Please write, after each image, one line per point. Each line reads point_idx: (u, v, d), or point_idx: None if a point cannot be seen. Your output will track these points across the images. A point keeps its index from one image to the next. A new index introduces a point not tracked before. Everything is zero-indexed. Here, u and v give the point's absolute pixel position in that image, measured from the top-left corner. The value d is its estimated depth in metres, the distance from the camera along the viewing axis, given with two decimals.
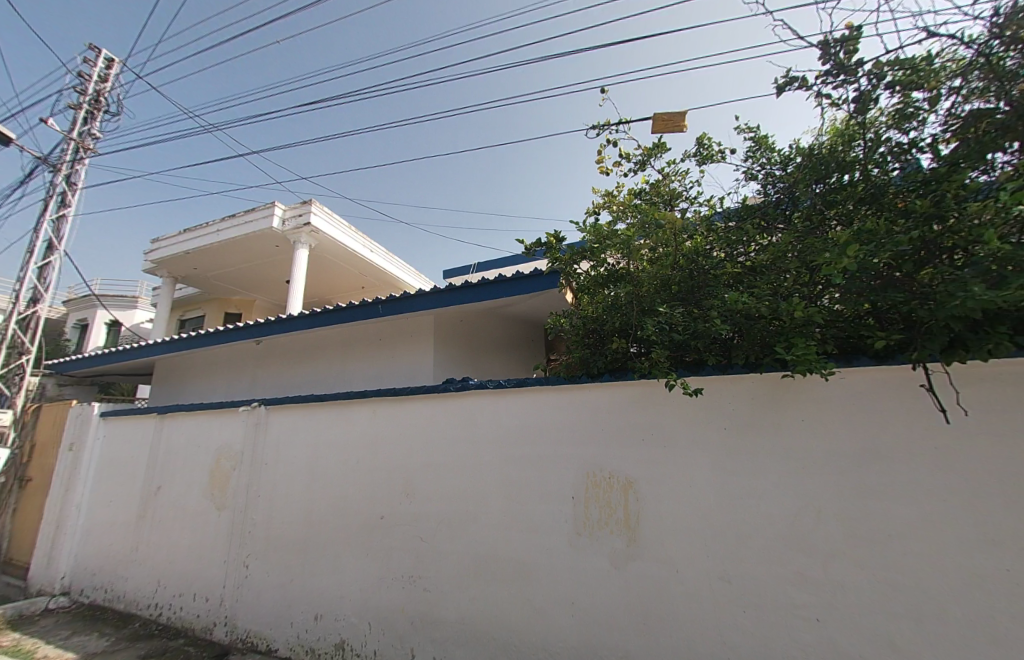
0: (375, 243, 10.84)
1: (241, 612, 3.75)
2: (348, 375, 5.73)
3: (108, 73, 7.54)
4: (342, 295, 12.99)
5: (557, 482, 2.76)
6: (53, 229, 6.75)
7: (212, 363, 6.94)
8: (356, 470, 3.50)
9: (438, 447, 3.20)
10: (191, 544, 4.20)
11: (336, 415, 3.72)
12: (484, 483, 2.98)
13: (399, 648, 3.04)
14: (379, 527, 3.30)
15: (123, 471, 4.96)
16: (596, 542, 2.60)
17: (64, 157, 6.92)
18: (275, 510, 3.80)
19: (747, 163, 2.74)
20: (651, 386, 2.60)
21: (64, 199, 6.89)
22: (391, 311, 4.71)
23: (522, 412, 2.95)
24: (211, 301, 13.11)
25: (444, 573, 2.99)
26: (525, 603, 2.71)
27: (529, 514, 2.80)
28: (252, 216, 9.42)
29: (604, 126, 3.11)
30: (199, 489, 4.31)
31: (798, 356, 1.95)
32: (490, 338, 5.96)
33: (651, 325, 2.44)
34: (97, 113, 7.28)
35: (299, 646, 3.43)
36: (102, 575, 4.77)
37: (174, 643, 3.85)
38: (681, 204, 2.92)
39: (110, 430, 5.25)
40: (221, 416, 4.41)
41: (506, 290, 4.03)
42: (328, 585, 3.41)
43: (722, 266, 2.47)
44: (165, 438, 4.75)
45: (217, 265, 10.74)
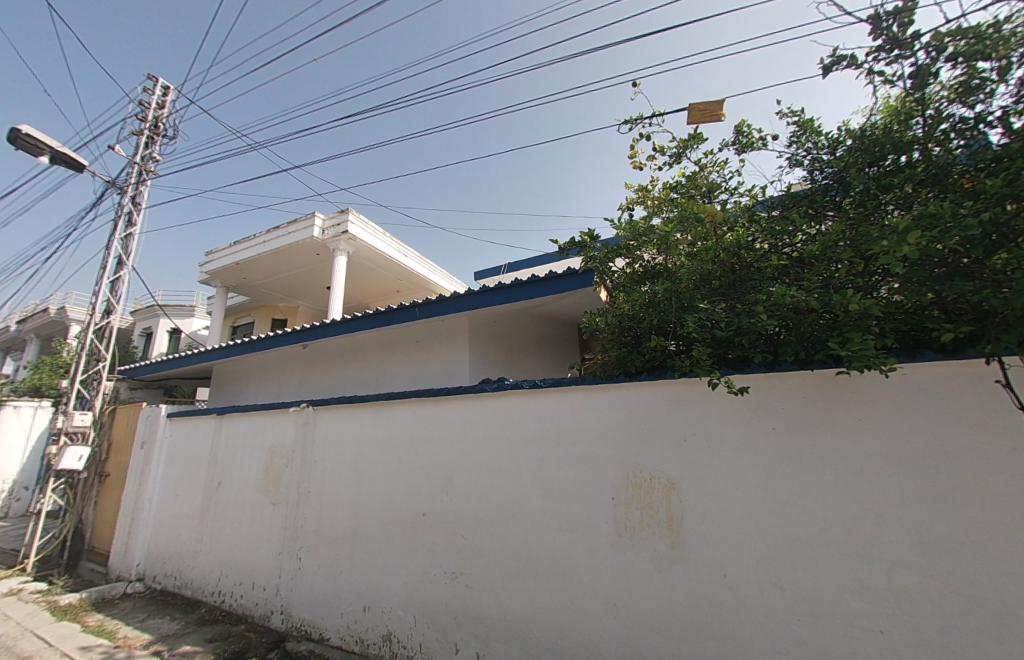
0: (409, 247, 11.12)
1: (295, 602, 3.95)
2: (388, 376, 5.92)
3: (165, 100, 8.15)
4: (380, 299, 13.41)
5: (595, 481, 2.74)
6: (123, 246, 7.36)
7: (263, 367, 7.36)
8: (399, 468, 3.61)
9: (476, 446, 3.25)
10: (249, 536, 4.47)
11: (378, 415, 3.86)
12: (522, 481, 3.00)
13: (443, 642, 3.11)
14: (421, 524, 3.39)
15: (188, 467, 5.34)
16: (638, 544, 2.55)
17: (130, 180, 7.54)
18: (324, 505, 3.99)
19: (791, 149, 2.61)
20: (691, 385, 2.54)
21: (131, 218, 7.51)
22: (427, 313, 4.81)
23: (559, 412, 2.95)
24: (258, 308, 13.82)
25: (485, 570, 3.04)
26: (566, 602, 2.71)
27: (568, 513, 2.80)
28: (296, 227, 9.90)
29: (636, 121, 3.10)
30: (255, 484, 4.59)
31: (854, 352, 1.83)
32: (524, 339, 6.00)
33: (691, 322, 2.35)
34: (156, 137, 7.89)
35: (349, 636, 3.57)
36: (171, 564, 5.15)
37: (236, 628, 4.11)
38: (721, 195, 2.83)
39: (175, 429, 5.66)
40: (273, 416, 4.66)
41: (539, 290, 4.03)
42: (375, 579, 3.53)
43: (766, 258, 2.37)
44: (223, 436, 5.08)
45: (265, 274, 11.37)
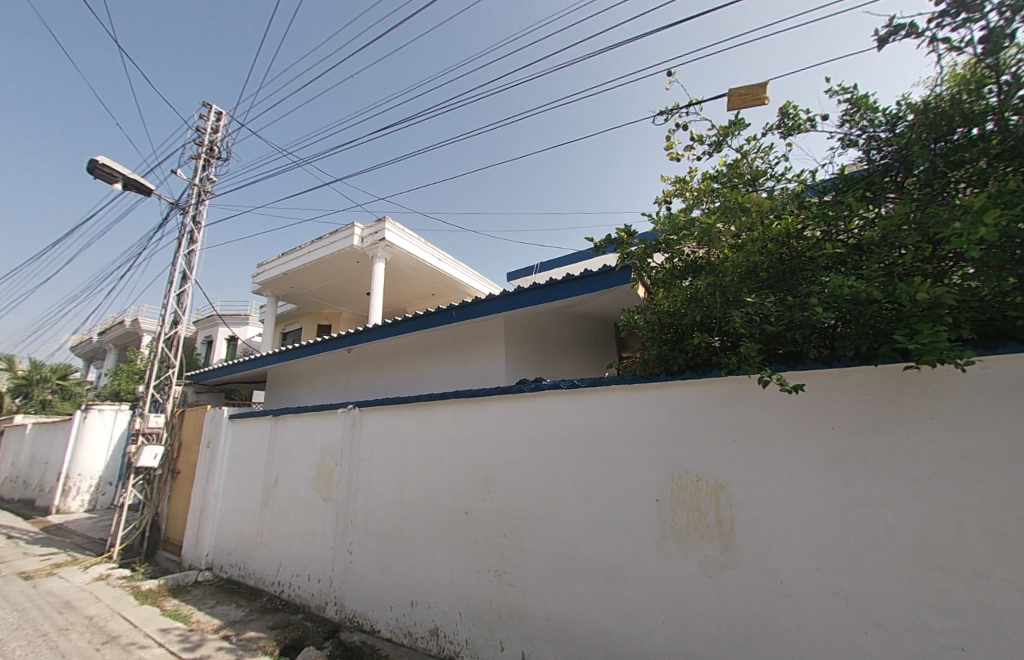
0: (443, 251, 11.34)
1: (348, 593, 4.13)
2: (429, 378, 6.05)
3: (218, 124, 8.76)
4: (418, 302, 13.76)
5: (639, 482, 2.69)
6: (186, 262, 7.98)
7: (313, 370, 7.74)
8: (441, 467, 3.69)
9: (516, 446, 3.27)
10: (304, 530, 4.71)
11: (421, 416, 3.96)
12: (564, 482, 2.98)
13: (489, 639, 3.14)
14: (464, 523, 3.44)
15: (248, 465, 5.71)
16: (685, 548, 2.48)
17: (191, 201, 8.15)
18: (372, 502, 4.14)
19: (844, 129, 2.45)
20: (739, 383, 2.44)
21: (192, 236, 8.12)
22: (464, 316, 4.88)
23: (599, 411, 2.92)
24: (305, 315, 14.53)
25: (529, 570, 3.05)
26: (611, 604, 2.67)
27: (611, 514, 2.75)
28: (338, 236, 10.34)
29: (672, 111, 3.03)
30: (308, 482, 4.83)
31: (924, 344, 1.69)
32: (561, 338, 5.97)
33: (738, 317, 2.24)
34: (212, 160, 8.50)
35: (398, 629, 3.69)
36: (235, 555, 5.52)
37: (294, 617, 4.35)
38: (766, 182, 2.70)
39: (236, 430, 6.06)
40: (323, 417, 4.89)
41: (575, 289, 3.98)
42: (421, 575, 3.63)
43: (820, 247, 2.23)
44: (279, 436, 5.38)
45: (311, 283, 11.96)
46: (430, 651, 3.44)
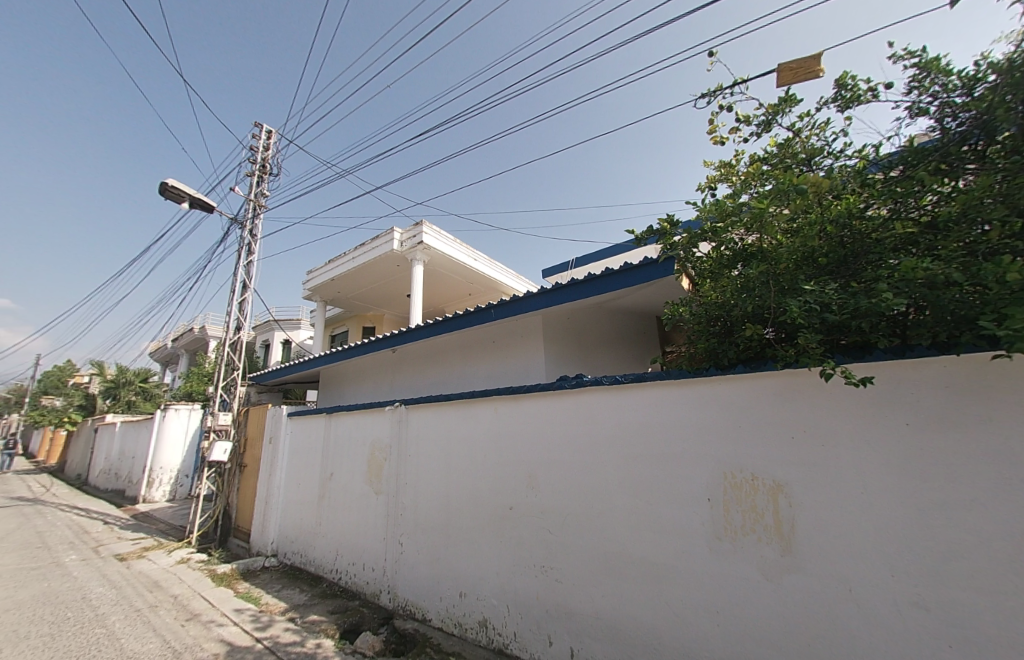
0: (479, 251, 11.46)
1: (399, 582, 4.30)
2: (471, 375, 6.15)
3: (269, 142, 9.31)
4: (457, 302, 14.01)
5: (689, 481, 2.61)
6: (246, 272, 8.55)
7: (361, 370, 8.07)
8: (486, 464, 3.74)
9: (559, 443, 3.26)
10: (358, 522, 4.95)
11: (464, 413, 4.04)
12: (609, 479, 2.95)
13: (537, 633, 3.17)
14: (509, 518, 3.48)
15: (306, 459, 6.05)
16: (741, 549, 2.38)
17: (247, 216, 8.72)
18: (420, 496, 4.27)
19: (911, 97, 2.25)
20: (796, 376, 2.31)
21: (250, 248, 8.69)
22: (503, 314, 4.91)
23: (645, 408, 2.85)
24: (351, 318, 15.16)
25: (575, 566, 3.04)
26: (661, 604, 2.62)
27: (659, 513, 2.69)
28: (379, 241, 10.69)
29: (715, 93, 2.91)
30: (360, 476, 5.06)
31: (1016, 331, 1.52)
32: (601, 334, 5.88)
33: (795, 305, 2.11)
34: (264, 175, 9.05)
35: (448, 619, 3.80)
36: (296, 543, 5.88)
37: (352, 603, 4.59)
38: (823, 160, 2.52)
39: (294, 427, 6.45)
40: (372, 414, 5.10)
41: (615, 283, 3.90)
42: (469, 567, 3.71)
43: (887, 227, 2.06)
44: (333, 433, 5.67)
45: (356, 287, 12.47)
46: (479, 643, 3.51)
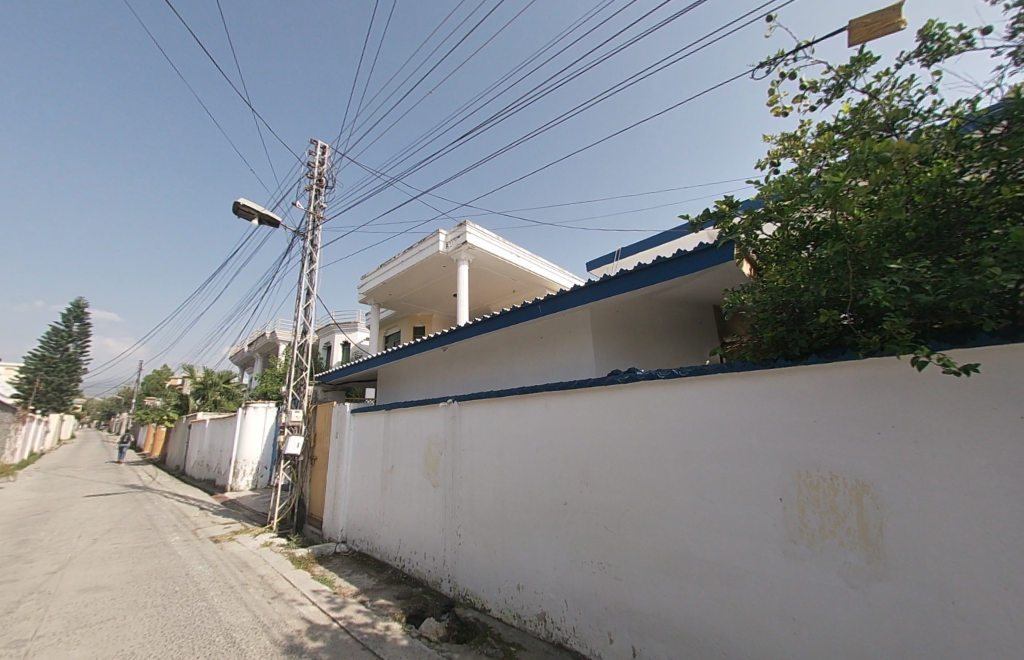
0: (522, 247, 11.48)
1: (459, 572, 4.43)
2: (521, 371, 6.18)
3: (323, 157, 9.86)
4: (503, 300, 14.14)
5: (757, 479, 2.47)
6: (308, 280, 9.14)
7: (415, 368, 8.37)
8: (539, 459, 3.75)
9: (614, 439, 3.20)
10: (418, 513, 5.16)
11: (515, 409, 4.07)
12: (668, 476, 2.85)
13: (597, 630, 3.15)
14: (565, 513, 3.47)
15: (369, 453, 6.39)
16: (820, 554, 2.22)
17: (308, 228, 9.31)
18: (475, 489, 4.37)
19: (1017, 40, 1.95)
20: (879, 365, 2.11)
21: (311, 258, 9.27)
22: (550, 309, 4.88)
23: (705, 402, 2.73)
24: (402, 319, 15.75)
25: (635, 564, 2.98)
26: (729, 607, 2.51)
27: (724, 512, 2.57)
28: (426, 244, 11.01)
29: (775, 61, 2.73)
30: (419, 469, 5.26)
31: None
32: (653, 326, 5.70)
33: (878, 288, 1.93)
34: (321, 188, 9.60)
35: (507, 610, 3.87)
36: (363, 531, 6.24)
37: (415, 590, 4.81)
38: (908, 122, 2.27)
39: (357, 422, 6.82)
40: (427, 410, 5.28)
41: (668, 272, 3.75)
42: (526, 561, 3.75)
43: (989, 193, 1.82)
44: (391, 428, 5.94)
45: (406, 289, 12.94)
46: (539, 635, 3.55)
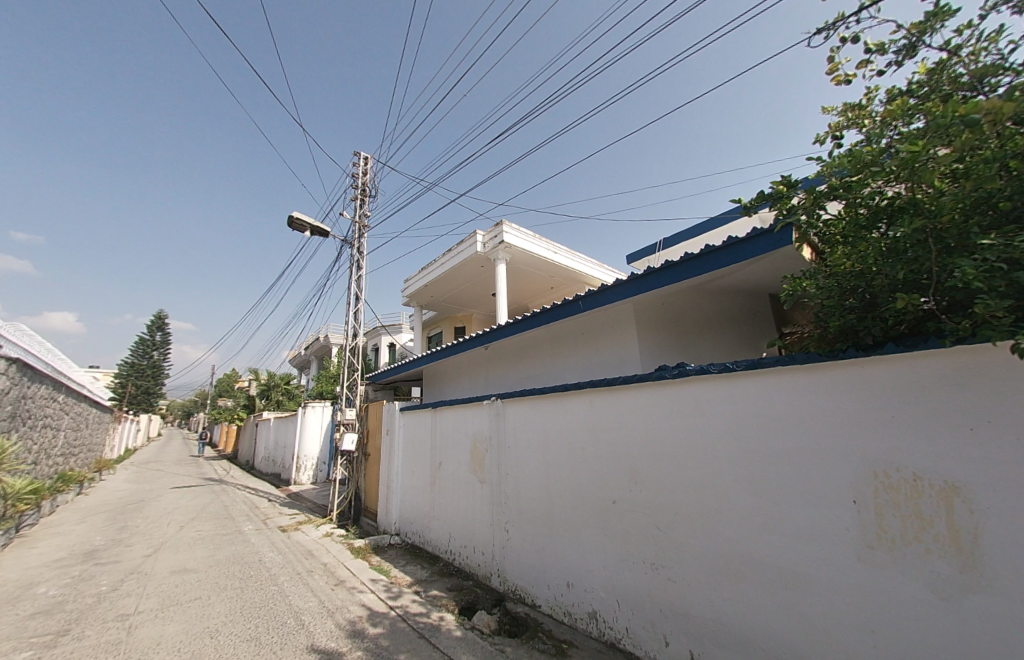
0: (559, 243, 11.36)
1: (508, 567, 4.46)
2: (564, 367, 6.12)
3: (366, 167, 10.22)
4: (542, 297, 14.07)
5: (826, 480, 2.29)
6: (357, 285, 9.53)
7: (459, 367, 8.51)
8: (585, 456, 3.70)
9: (664, 436, 3.09)
10: (466, 508, 5.25)
11: (560, 406, 4.03)
12: (724, 476, 2.72)
13: (652, 632, 3.06)
14: (614, 512, 3.40)
15: (418, 449, 6.58)
16: (902, 561, 2.03)
17: (355, 236, 9.69)
18: (521, 486, 4.38)
19: None
20: (969, 353, 1.90)
21: (358, 264, 9.66)
22: (592, 305, 4.78)
23: (764, 397, 2.57)
24: (444, 320, 16.10)
25: (690, 567, 2.86)
26: (798, 614, 2.36)
27: (788, 514, 2.42)
28: (465, 245, 11.15)
29: (833, 25, 2.57)
30: (465, 465, 5.35)
31: None
32: (702, 318, 5.45)
33: (968, 267, 1.73)
34: (364, 197, 9.96)
35: (557, 608, 3.85)
36: (414, 525, 6.44)
37: (466, 582, 4.90)
38: (1000, 78, 2.03)
39: (406, 420, 7.04)
40: (471, 408, 5.35)
41: (718, 261, 3.56)
42: (574, 559, 3.71)
43: None
44: (438, 425, 6.09)
45: (447, 291, 13.19)
46: (591, 633, 3.50)
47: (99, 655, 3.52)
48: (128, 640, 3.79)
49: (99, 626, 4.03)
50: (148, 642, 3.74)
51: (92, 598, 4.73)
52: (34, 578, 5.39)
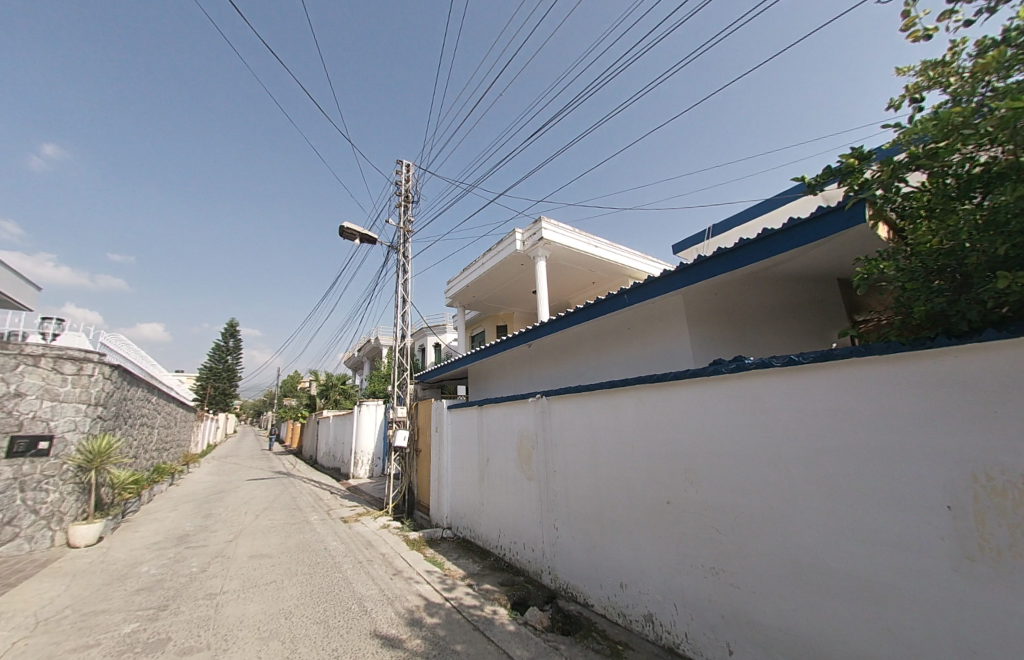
0: (600, 237, 11.10)
1: (558, 565, 4.41)
2: (610, 363, 5.96)
3: (408, 173, 10.49)
4: (584, 293, 13.85)
5: (912, 482, 2.07)
6: (403, 288, 9.80)
7: (503, 365, 8.53)
8: (635, 455, 3.58)
9: (721, 434, 2.93)
10: (514, 504, 5.25)
11: (607, 403, 3.92)
12: (790, 477, 2.53)
13: (714, 639, 2.90)
14: (668, 513, 3.26)
15: (466, 446, 6.67)
16: (1010, 576, 1.80)
17: (400, 240, 9.97)
18: (569, 484, 4.32)
19: None
20: None
21: (404, 268, 9.93)
22: (637, 298, 4.61)
23: (835, 392, 2.36)
24: (487, 319, 16.27)
25: (754, 572, 2.69)
26: (881, 627, 2.15)
27: (866, 519, 2.21)
28: (505, 244, 11.16)
29: None
30: (513, 462, 5.35)
31: None
32: (760, 307, 5.11)
33: None
34: (408, 202, 10.22)
35: (610, 608, 3.75)
36: (465, 520, 6.53)
37: (518, 578, 4.90)
38: None
39: (453, 417, 7.16)
40: (517, 405, 5.34)
41: (779, 246, 3.30)
42: (627, 558, 3.60)
43: None
44: (484, 422, 6.15)
45: (489, 290, 13.29)
46: (647, 636, 3.38)
47: (193, 629, 3.85)
48: (216, 616, 4.12)
49: (191, 603, 4.41)
50: (233, 619, 4.04)
51: (185, 577, 5.18)
52: (137, 558, 6.00)
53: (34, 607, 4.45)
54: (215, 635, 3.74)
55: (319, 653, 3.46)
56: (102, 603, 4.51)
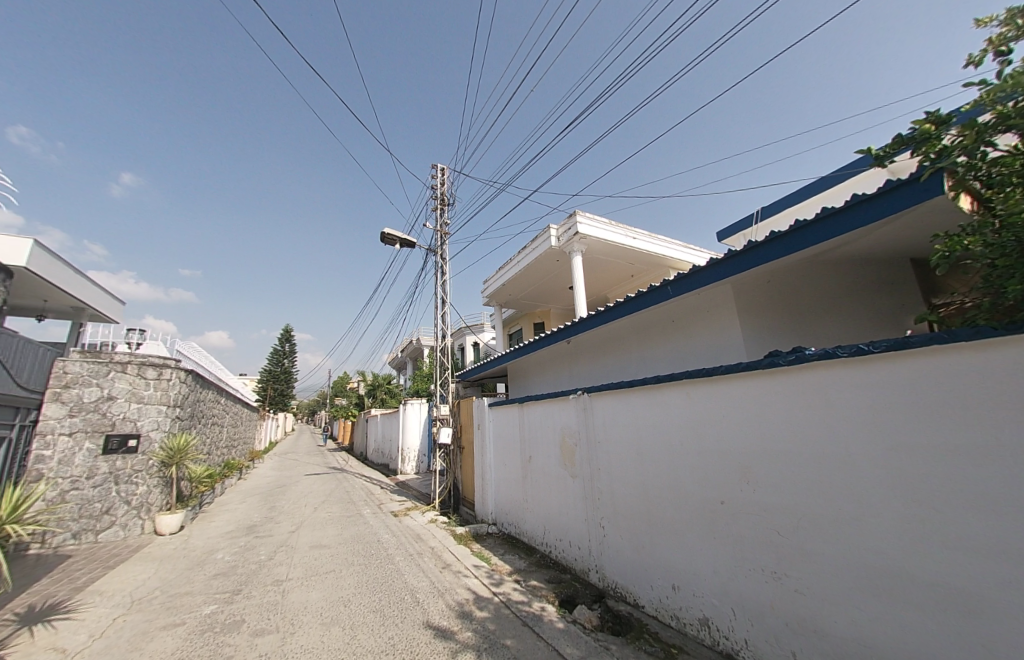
0: (638, 228, 10.79)
1: (606, 564, 4.32)
2: (655, 357, 5.76)
3: (444, 176, 10.66)
4: (623, 287, 13.53)
5: (1008, 482, 1.87)
6: (443, 289, 9.97)
7: (543, 362, 8.48)
8: (685, 453, 3.44)
9: (779, 431, 2.75)
10: (558, 502, 5.20)
11: (653, 398, 3.79)
12: (860, 477, 2.34)
13: (777, 647, 2.74)
14: (722, 513, 3.10)
15: (508, 444, 6.68)
16: None
17: (438, 242, 10.14)
18: (615, 482, 4.22)
19: None
20: None
21: (443, 270, 10.09)
22: (682, 289, 4.42)
23: (911, 383, 2.16)
24: (524, 319, 16.26)
25: (821, 578, 2.51)
26: (975, 643, 1.95)
27: (953, 524, 2.01)
28: (540, 241, 11.08)
29: None
30: (556, 459, 5.30)
31: None
32: (818, 294, 4.76)
33: None
34: (444, 204, 10.38)
35: (662, 610, 3.64)
36: (510, 516, 6.56)
37: (565, 576, 4.85)
38: None
39: (495, 415, 7.19)
40: (558, 402, 5.28)
41: (840, 226, 3.05)
42: (679, 560, 3.47)
43: None
44: (525, 419, 6.14)
45: (525, 288, 13.28)
46: (703, 641, 3.24)
47: (264, 613, 4.10)
48: (284, 601, 4.38)
49: (262, 588, 4.71)
50: (299, 605, 4.28)
51: (255, 564, 5.55)
52: (213, 546, 6.49)
53: (130, 587, 4.91)
54: (284, 619, 3.96)
55: (378, 640, 3.58)
56: (186, 585, 4.91)
